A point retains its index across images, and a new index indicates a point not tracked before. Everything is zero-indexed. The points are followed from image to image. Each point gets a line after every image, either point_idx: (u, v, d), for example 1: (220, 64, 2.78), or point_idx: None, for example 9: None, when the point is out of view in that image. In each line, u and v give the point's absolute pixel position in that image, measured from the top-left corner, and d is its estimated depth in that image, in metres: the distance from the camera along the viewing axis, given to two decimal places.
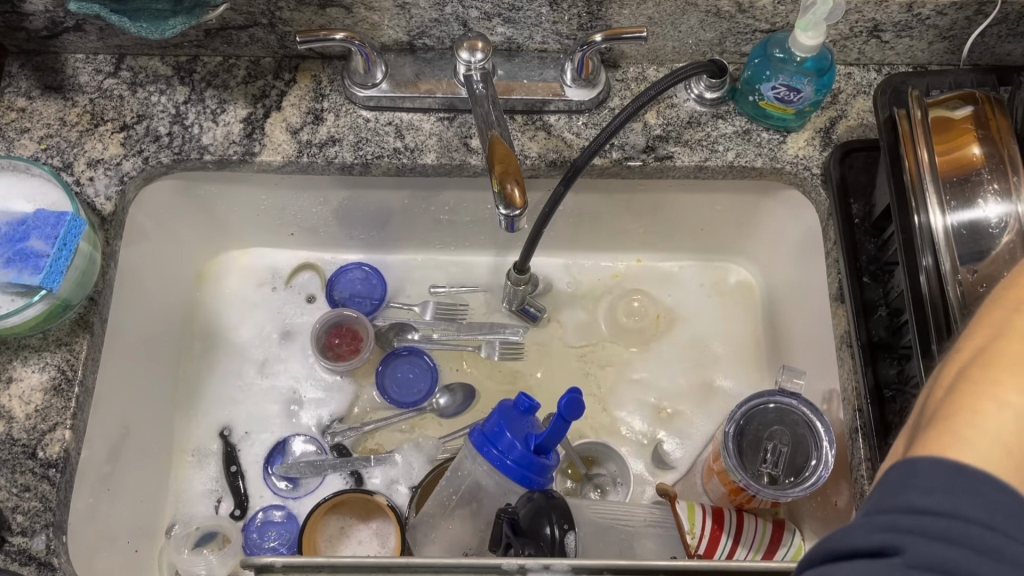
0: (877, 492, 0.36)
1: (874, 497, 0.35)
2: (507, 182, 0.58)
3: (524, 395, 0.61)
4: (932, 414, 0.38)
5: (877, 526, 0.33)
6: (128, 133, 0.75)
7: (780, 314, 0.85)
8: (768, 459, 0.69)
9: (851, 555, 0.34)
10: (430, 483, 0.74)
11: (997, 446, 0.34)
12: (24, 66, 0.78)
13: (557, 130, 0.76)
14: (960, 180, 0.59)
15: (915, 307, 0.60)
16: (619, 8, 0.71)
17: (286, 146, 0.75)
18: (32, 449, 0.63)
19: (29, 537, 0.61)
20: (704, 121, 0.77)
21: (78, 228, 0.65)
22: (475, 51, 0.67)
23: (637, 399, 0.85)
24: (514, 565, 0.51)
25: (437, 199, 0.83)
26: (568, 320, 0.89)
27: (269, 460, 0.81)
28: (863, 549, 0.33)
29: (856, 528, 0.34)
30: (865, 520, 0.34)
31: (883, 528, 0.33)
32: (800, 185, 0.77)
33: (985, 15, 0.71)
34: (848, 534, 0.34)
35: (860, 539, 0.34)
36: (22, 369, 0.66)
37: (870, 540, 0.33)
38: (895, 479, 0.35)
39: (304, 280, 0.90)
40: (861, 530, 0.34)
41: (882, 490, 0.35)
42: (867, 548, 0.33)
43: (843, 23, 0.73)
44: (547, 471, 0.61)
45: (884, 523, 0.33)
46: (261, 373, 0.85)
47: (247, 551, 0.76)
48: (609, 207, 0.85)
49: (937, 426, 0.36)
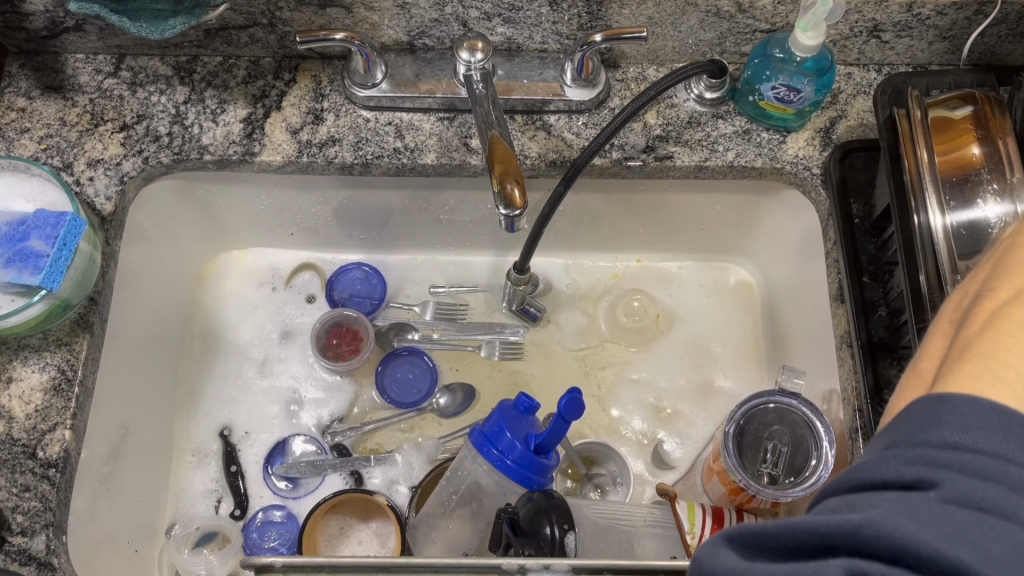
0: (895, 428, 0.36)
1: (898, 431, 0.35)
2: (508, 182, 0.58)
3: (524, 395, 0.61)
4: (951, 356, 0.38)
5: (908, 459, 0.33)
6: (128, 133, 0.75)
7: (780, 314, 0.85)
8: (768, 459, 0.69)
9: (883, 486, 0.34)
10: (430, 483, 0.74)
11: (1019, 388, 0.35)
12: (25, 66, 0.78)
13: (557, 130, 0.76)
14: (959, 180, 0.60)
15: (914, 304, 0.59)
16: (620, 8, 0.71)
17: (286, 146, 0.75)
18: (32, 449, 0.63)
19: (29, 537, 0.61)
20: (704, 121, 0.77)
21: (78, 228, 0.65)
22: (476, 51, 0.67)
23: (637, 398, 0.85)
24: (514, 565, 0.51)
25: (437, 199, 0.83)
26: (569, 320, 0.89)
27: (269, 460, 0.81)
28: (895, 481, 0.33)
29: (884, 460, 0.34)
30: (892, 454, 0.34)
31: (914, 461, 0.33)
32: (800, 185, 0.77)
33: (985, 15, 0.71)
34: (877, 467, 0.34)
35: (892, 471, 0.33)
36: (22, 369, 0.66)
37: (903, 474, 0.33)
38: (921, 412, 0.35)
39: (304, 280, 0.90)
40: (888, 464, 0.34)
41: (906, 425, 0.35)
42: (902, 480, 0.33)
43: (843, 23, 0.73)
44: (547, 471, 0.61)
45: (916, 457, 0.33)
46: (260, 373, 0.85)
47: (247, 551, 0.76)
48: (609, 207, 0.85)
49: (959, 365, 0.36)
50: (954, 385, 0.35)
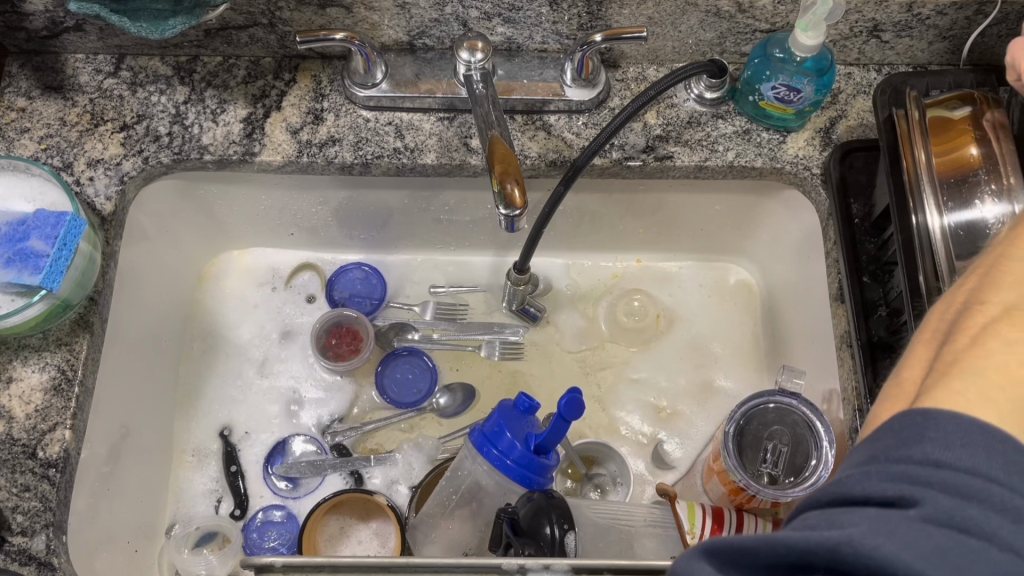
0: (876, 439, 0.35)
1: (879, 443, 0.34)
2: (507, 181, 0.58)
3: (524, 395, 0.61)
4: (938, 369, 0.37)
5: (890, 475, 0.32)
6: (128, 133, 0.75)
7: (780, 314, 0.85)
8: (768, 459, 0.69)
9: (863, 502, 0.32)
10: (430, 483, 0.74)
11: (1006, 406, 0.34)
12: (24, 66, 0.78)
13: (557, 130, 0.76)
14: (958, 181, 0.59)
15: (913, 306, 0.59)
16: (620, 8, 0.71)
17: (286, 146, 0.75)
18: (32, 449, 0.63)
19: (29, 537, 0.61)
20: (704, 121, 0.77)
21: (78, 228, 0.65)
22: (475, 50, 0.67)
23: (637, 398, 0.85)
24: (514, 565, 0.51)
25: (437, 199, 0.83)
26: (569, 320, 0.89)
27: (269, 460, 0.81)
28: (875, 497, 0.32)
29: (865, 475, 0.33)
30: (874, 468, 0.33)
31: (896, 478, 0.32)
32: (800, 185, 0.77)
33: (985, 15, 0.71)
34: (858, 482, 0.33)
35: (874, 486, 0.32)
36: (22, 369, 0.66)
37: (884, 490, 0.32)
38: (906, 425, 0.34)
39: (304, 281, 0.90)
40: (868, 480, 0.33)
41: (888, 437, 0.34)
42: (883, 496, 0.32)
43: (843, 23, 0.73)
44: (547, 471, 0.61)
45: (898, 473, 0.32)
46: (260, 373, 0.85)
47: (247, 551, 0.76)
48: (609, 207, 0.85)
49: (945, 380, 0.36)
50: (940, 399, 0.34)
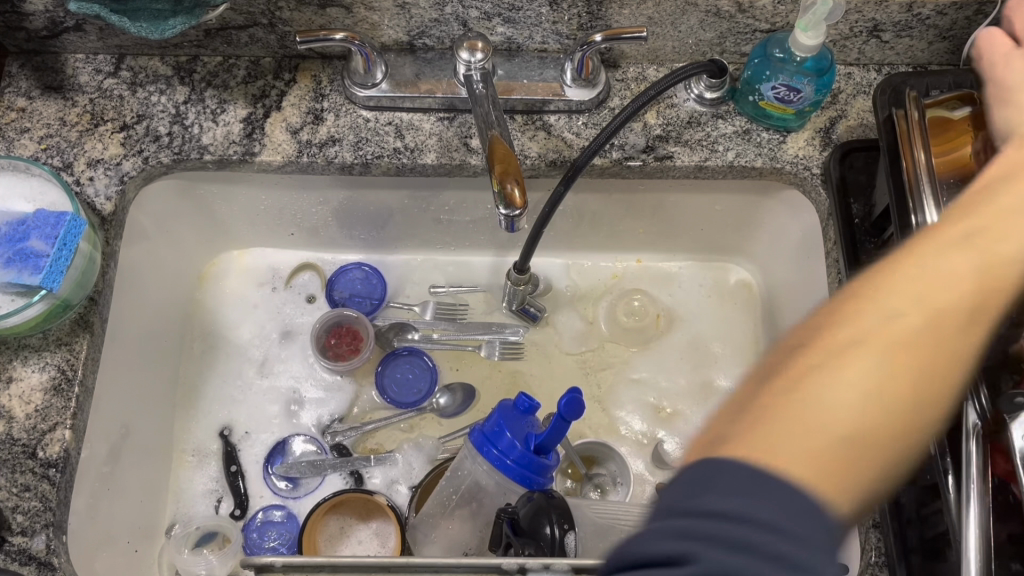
0: (673, 488, 0.35)
1: (669, 495, 0.35)
2: (507, 181, 0.58)
3: (524, 395, 0.62)
4: (753, 410, 0.38)
5: (676, 532, 0.32)
6: (128, 133, 0.75)
7: (779, 314, 0.85)
8: None
9: (654, 564, 0.32)
10: (431, 483, 0.74)
11: (808, 450, 0.35)
12: (24, 66, 0.78)
13: (557, 130, 0.76)
14: (957, 182, 0.59)
15: None
16: (619, 8, 0.71)
17: (286, 146, 0.75)
18: (32, 449, 0.63)
19: (29, 537, 0.61)
20: (704, 121, 0.77)
21: (78, 228, 0.65)
22: (475, 51, 0.67)
23: (636, 399, 0.85)
24: (514, 565, 0.51)
25: (437, 199, 0.83)
26: (569, 320, 0.89)
27: (269, 460, 0.81)
28: (657, 557, 0.32)
29: (649, 533, 0.33)
30: (658, 524, 0.33)
31: (677, 536, 0.32)
32: (800, 185, 0.77)
33: (985, 15, 0.71)
34: (643, 540, 0.33)
35: (652, 545, 0.32)
36: (22, 369, 0.66)
37: (661, 549, 0.32)
38: (694, 479, 0.34)
39: (304, 281, 0.90)
40: (652, 536, 0.33)
41: (677, 489, 0.34)
42: (663, 556, 0.32)
43: (843, 23, 0.73)
44: (547, 471, 0.61)
45: (681, 529, 0.32)
46: (260, 373, 0.85)
47: (247, 551, 0.77)
48: (609, 207, 0.85)
49: (754, 425, 0.37)
50: (733, 450, 0.35)
